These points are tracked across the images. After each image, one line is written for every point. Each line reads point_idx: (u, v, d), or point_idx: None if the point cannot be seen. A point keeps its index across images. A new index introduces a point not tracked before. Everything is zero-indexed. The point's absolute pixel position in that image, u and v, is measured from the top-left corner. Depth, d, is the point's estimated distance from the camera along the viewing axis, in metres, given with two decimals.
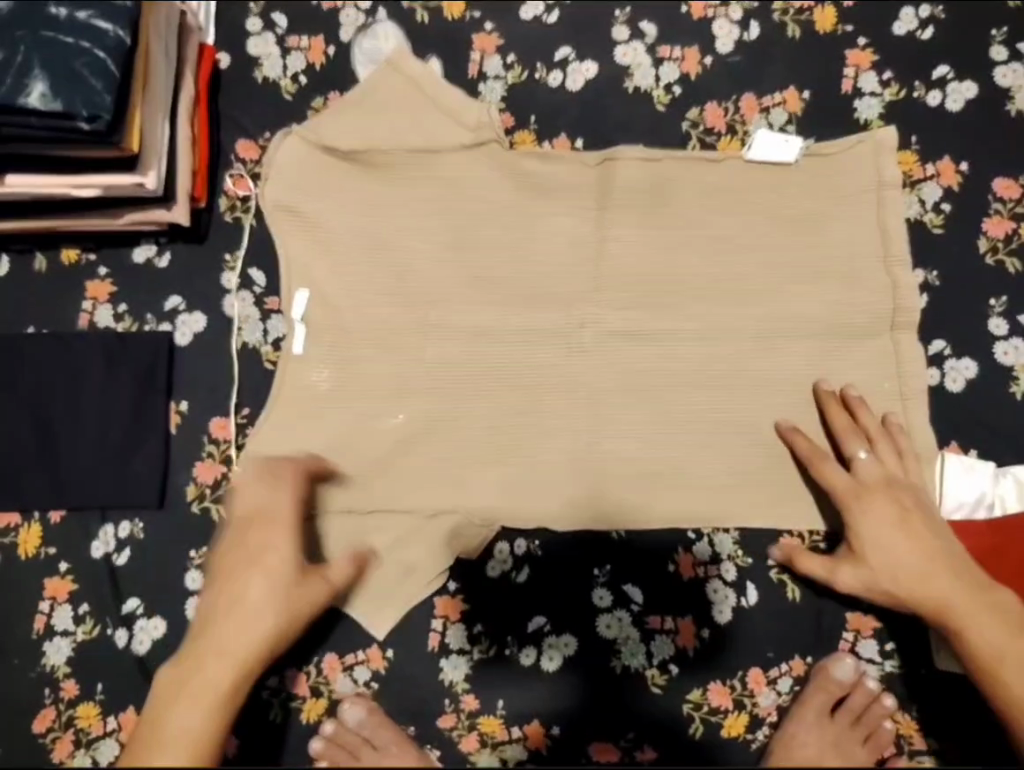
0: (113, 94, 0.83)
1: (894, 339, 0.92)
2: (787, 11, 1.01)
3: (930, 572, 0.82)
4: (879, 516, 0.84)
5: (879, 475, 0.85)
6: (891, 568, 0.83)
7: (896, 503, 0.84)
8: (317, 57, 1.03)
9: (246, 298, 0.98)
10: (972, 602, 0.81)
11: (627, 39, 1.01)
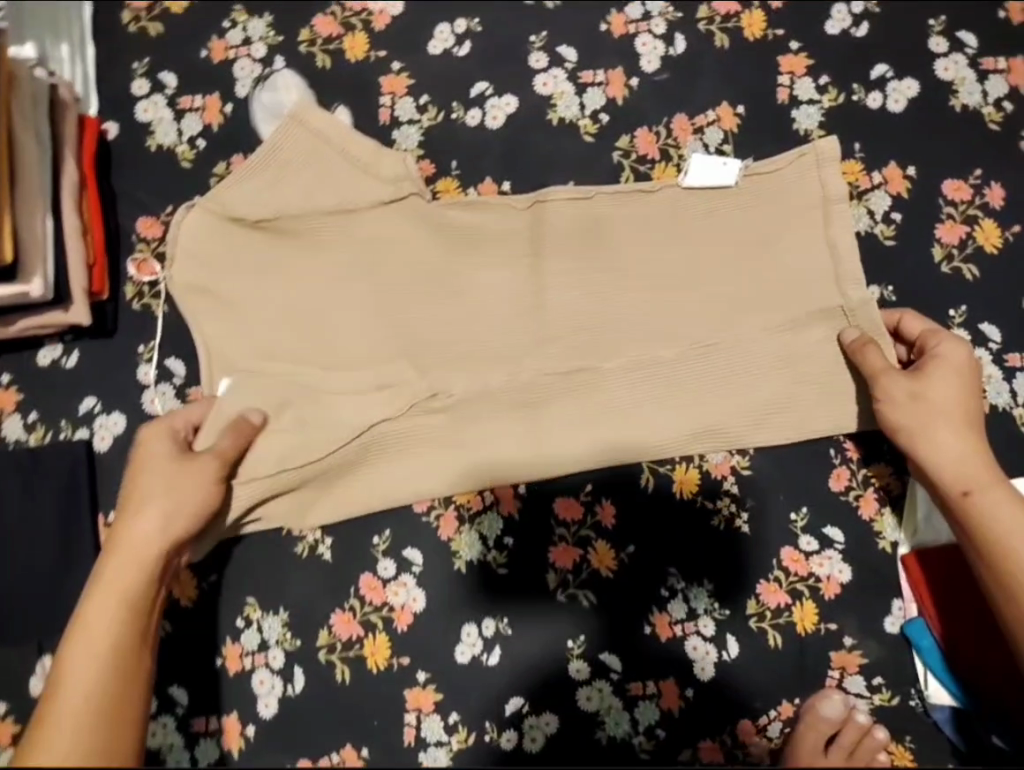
0: None
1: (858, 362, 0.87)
2: (713, 19, 0.94)
3: (969, 469, 0.78)
4: (928, 435, 0.80)
5: (939, 385, 0.81)
6: (954, 477, 0.78)
7: (952, 414, 0.80)
8: (213, 117, 0.95)
9: (166, 391, 0.91)
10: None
11: (546, 67, 0.94)
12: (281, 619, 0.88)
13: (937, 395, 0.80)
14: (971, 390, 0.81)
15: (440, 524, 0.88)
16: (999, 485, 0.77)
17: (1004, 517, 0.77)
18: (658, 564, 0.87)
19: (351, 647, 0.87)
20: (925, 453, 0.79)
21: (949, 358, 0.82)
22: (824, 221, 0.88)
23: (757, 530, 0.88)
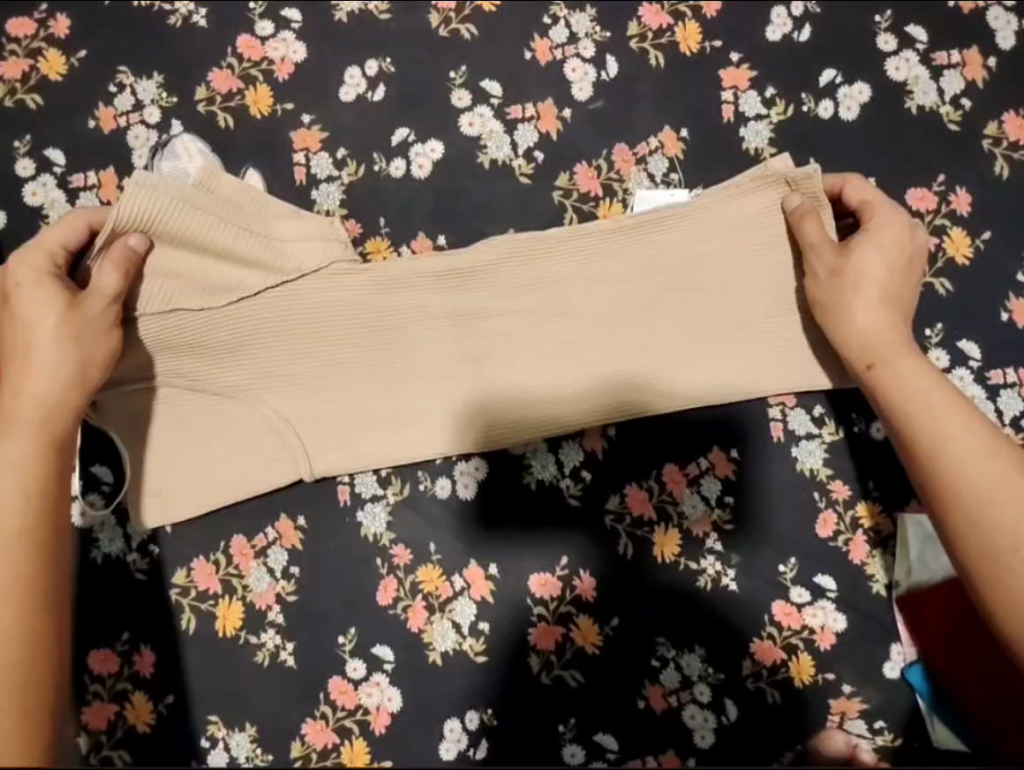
0: None
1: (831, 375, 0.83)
2: (645, 35, 0.87)
3: (884, 345, 0.74)
4: (842, 308, 0.76)
5: (867, 254, 0.76)
6: (868, 352, 0.75)
7: (877, 284, 0.76)
8: (111, 194, 0.86)
9: (95, 502, 0.83)
10: (952, 415, 0.70)
11: (470, 105, 0.86)
12: (250, 735, 0.81)
13: (865, 265, 0.76)
14: (902, 265, 0.77)
15: (409, 616, 0.82)
16: (925, 375, 0.73)
17: (930, 402, 0.71)
18: (646, 634, 0.82)
19: (327, 757, 0.81)
20: (848, 321, 0.76)
21: (880, 234, 0.77)
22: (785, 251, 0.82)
23: (746, 586, 0.83)
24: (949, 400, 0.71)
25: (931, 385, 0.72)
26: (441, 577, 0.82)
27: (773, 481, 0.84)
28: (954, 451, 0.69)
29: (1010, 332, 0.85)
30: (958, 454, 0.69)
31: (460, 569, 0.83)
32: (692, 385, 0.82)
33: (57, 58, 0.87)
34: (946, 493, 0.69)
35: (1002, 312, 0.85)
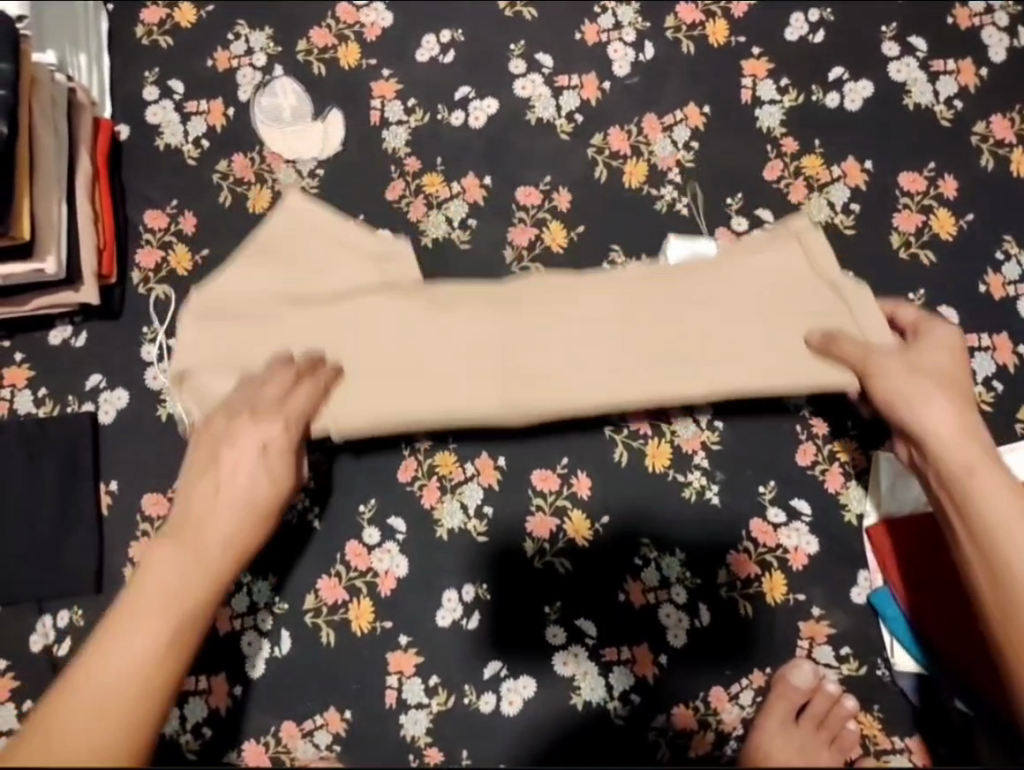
0: None
1: None
2: (680, 28, 1.01)
3: (965, 435, 0.79)
4: (913, 393, 0.81)
5: (932, 357, 0.84)
6: (959, 443, 0.78)
7: (947, 388, 0.81)
8: (217, 120, 1.02)
9: (168, 368, 0.96)
10: (1001, 488, 0.77)
11: (525, 72, 1.01)
12: (271, 584, 0.92)
13: (936, 371, 0.82)
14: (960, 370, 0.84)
15: (423, 493, 0.93)
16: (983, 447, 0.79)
17: (984, 479, 0.77)
18: (631, 534, 0.91)
19: (336, 612, 0.91)
20: (917, 404, 0.80)
21: (940, 349, 0.84)
22: (808, 266, 0.89)
23: (727, 500, 0.91)
24: (999, 472, 0.77)
25: (988, 458, 0.78)
26: (456, 462, 0.93)
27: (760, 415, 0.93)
28: (1004, 530, 0.76)
29: (988, 303, 0.93)
30: (1002, 530, 0.76)
31: (473, 458, 0.94)
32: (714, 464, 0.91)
33: (190, 9, 1.06)
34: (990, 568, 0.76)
35: (981, 285, 0.94)
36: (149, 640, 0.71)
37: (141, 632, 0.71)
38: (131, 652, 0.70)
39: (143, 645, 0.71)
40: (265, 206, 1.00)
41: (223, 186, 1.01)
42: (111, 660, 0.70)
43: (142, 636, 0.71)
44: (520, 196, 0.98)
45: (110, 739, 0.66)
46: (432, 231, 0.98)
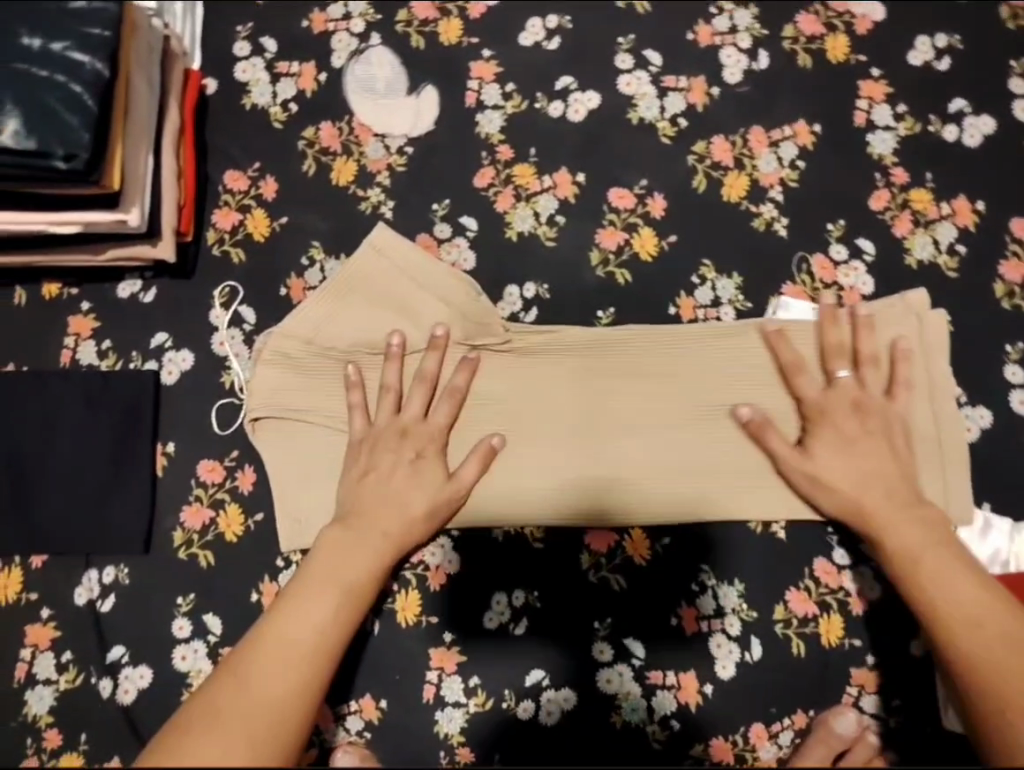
0: (91, 131, 0.77)
1: (917, 364, 0.88)
2: (798, 39, 0.97)
3: (906, 522, 0.81)
4: (860, 485, 0.83)
5: (824, 440, 0.85)
6: (899, 557, 0.81)
7: (896, 487, 0.83)
8: (307, 84, 0.99)
9: (235, 335, 0.94)
10: (926, 526, 0.81)
11: (631, 68, 0.97)
12: None
13: (842, 423, 0.85)
14: (868, 429, 0.84)
15: None
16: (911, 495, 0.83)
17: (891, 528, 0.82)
18: (690, 558, 0.89)
19: (384, 600, 0.91)
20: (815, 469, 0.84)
21: (841, 409, 0.85)
22: (920, 351, 0.88)
23: (793, 537, 0.89)
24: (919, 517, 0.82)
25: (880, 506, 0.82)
26: None
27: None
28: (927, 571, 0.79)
29: None
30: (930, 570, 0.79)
31: None
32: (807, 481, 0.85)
33: None
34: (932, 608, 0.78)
35: None
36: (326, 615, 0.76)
37: (321, 609, 0.77)
38: (309, 622, 0.76)
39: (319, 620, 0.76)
40: (349, 178, 0.97)
41: (308, 154, 0.98)
42: (287, 627, 0.75)
43: (320, 614, 0.76)
44: (612, 198, 0.95)
45: (292, 685, 0.71)
46: (517, 224, 0.95)
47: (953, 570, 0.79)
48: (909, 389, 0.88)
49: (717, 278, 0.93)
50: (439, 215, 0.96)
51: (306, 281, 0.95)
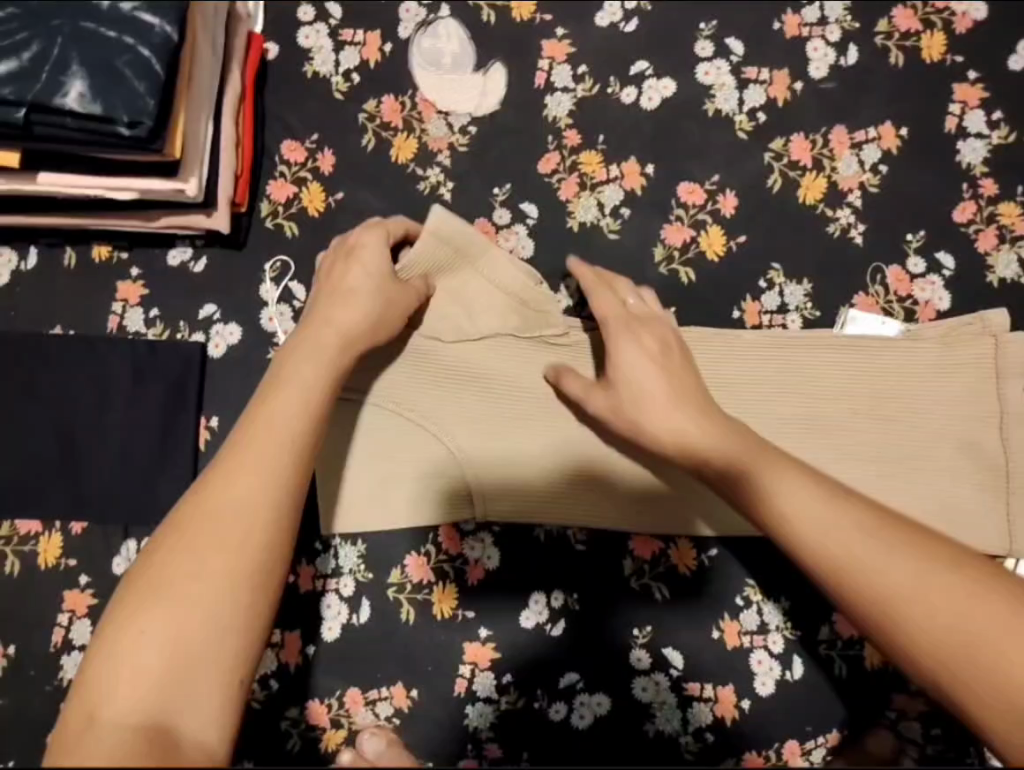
0: (157, 98, 0.75)
1: (993, 390, 0.84)
2: (891, 35, 0.92)
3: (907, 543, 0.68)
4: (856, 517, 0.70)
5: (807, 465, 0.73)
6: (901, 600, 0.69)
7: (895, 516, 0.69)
8: (372, 54, 0.96)
9: (285, 312, 0.92)
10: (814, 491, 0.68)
11: (711, 56, 0.93)
12: (358, 551, 0.90)
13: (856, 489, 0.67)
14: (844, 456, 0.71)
15: None
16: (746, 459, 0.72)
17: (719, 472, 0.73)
18: (737, 571, 0.89)
19: (420, 591, 0.89)
20: (636, 416, 0.78)
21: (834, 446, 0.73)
22: (993, 374, 0.84)
23: None
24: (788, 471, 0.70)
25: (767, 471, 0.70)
26: None
27: (912, 473, 0.84)
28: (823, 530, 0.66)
29: None
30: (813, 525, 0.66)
31: None
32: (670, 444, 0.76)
33: None
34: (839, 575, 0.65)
35: None
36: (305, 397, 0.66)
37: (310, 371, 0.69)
38: (288, 417, 0.64)
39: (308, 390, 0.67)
40: (410, 155, 0.93)
41: (368, 128, 0.94)
42: (269, 414, 0.63)
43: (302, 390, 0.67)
44: (682, 192, 0.91)
45: (260, 509, 0.58)
46: (580, 215, 0.91)
47: (934, 544, 0.65)
48: (980, 416, 0.84)
49: (785, 284, 0.90)
50: (500, 200, 0.92)
51: None
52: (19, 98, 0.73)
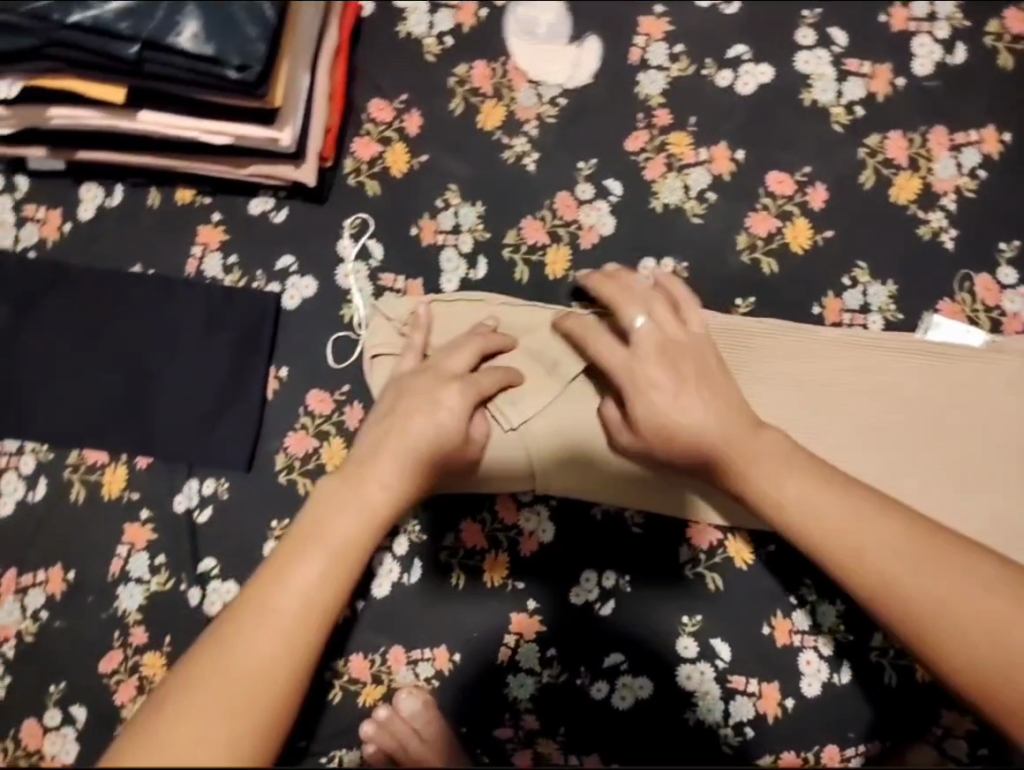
0: (267, 44, 0.76)
1: None
2: (1002, 37, 0.90)
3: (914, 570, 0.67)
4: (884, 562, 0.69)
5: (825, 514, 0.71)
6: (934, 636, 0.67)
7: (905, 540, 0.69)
8: (467, 18, 0.95)
9: (360, 270, 0.92)
10: (783, 463, 0.73)
11: (812, 45, 0.91)
12: (414, 511, 0.91)
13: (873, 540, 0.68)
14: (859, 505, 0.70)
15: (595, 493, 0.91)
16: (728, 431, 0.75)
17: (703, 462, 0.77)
18: (794, 570, 0.88)
19: (472, 557, 0.90)
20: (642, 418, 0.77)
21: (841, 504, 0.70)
22: None
23: None
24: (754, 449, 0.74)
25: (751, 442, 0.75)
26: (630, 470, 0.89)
27: (985, 486, 0.82)
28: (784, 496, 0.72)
29: None
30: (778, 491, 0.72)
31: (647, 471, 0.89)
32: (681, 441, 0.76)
33: None
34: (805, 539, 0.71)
35: None
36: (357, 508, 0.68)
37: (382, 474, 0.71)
38: (316, 568, 0.64)
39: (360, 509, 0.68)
40: (497, 123, 0.93)
41: (457, 92, 0.94)
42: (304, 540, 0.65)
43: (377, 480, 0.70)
44: (770, 181, 0.90)
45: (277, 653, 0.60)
46: (664, 196, 0.90)
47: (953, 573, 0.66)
48: None
49: (869, 283, 0.88)
50: (584, 174, 0.91)
51: (437, 223, 0.92)
52: (135, 33, 0.74)
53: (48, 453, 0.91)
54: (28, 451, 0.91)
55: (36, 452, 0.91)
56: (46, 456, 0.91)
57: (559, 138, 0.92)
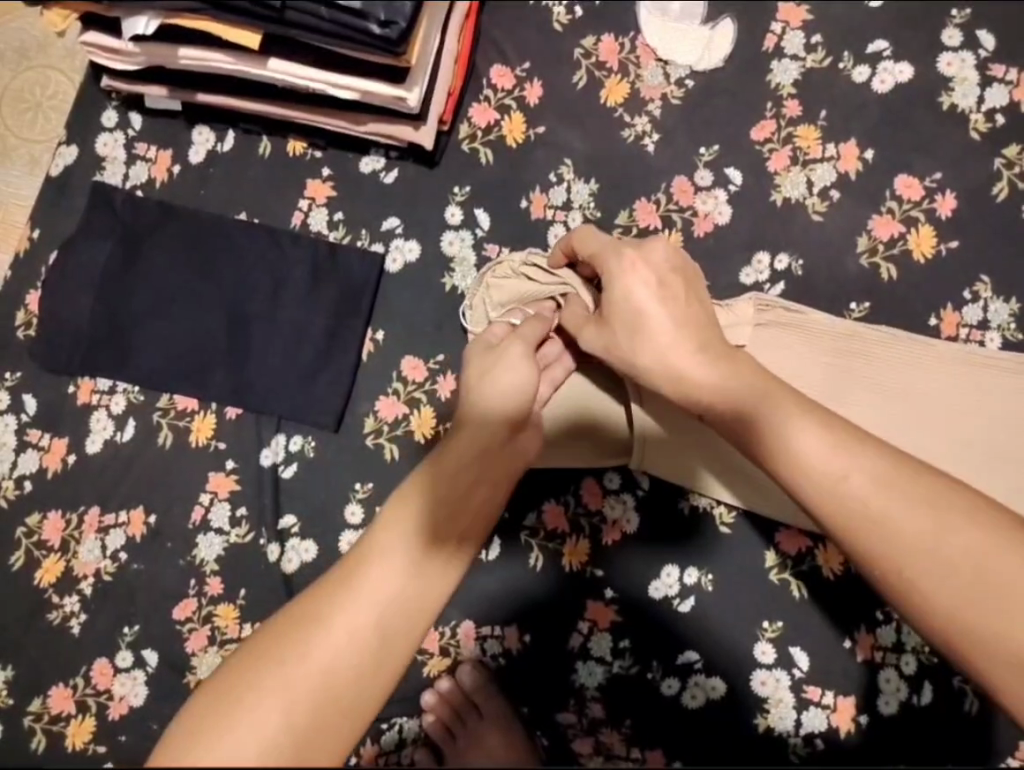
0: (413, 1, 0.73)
1: None
2: None
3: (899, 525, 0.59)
4: (883, 520, 0.59)
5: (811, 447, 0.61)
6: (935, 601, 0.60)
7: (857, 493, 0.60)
8: None
9: (465, 238, 0.91)
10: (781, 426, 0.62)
11: (957, 47, 0.88)
12: None
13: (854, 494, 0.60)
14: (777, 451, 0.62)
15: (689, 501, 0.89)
16: (768, 397, 0.64)
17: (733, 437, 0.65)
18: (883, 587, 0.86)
19: (552, 539, 0.89)
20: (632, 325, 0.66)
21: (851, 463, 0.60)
22: None
23: None
24: (787, 410, 0.63)
25: (782, 394, 0.64)
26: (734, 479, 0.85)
27: None
28: (840, 472, 0.60)
29: None
30: (823, 463, 0.61)
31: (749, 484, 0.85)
32: (664, 378, 0.66)
33: None
34: (842, 518, 0.60)
35: None
36: (376, 625, 0.53)
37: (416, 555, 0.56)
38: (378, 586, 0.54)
39: (364, 622, 0.53)
40: (619, 100, 0.91)
41: (582, 65, 0.92)
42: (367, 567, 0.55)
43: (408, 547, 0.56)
44: (898, 185, 0.87)
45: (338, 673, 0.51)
46: (786, 189, 0.88)
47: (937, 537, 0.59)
48: None
49: (991, 299, 0.85)
50: (704, 160, 0.89)
51: (548, 197, 0.90)
52: None
53: (139, 395, 0.91)
54: (119, 391, 0.91)
55: (127, 394, 0.91)
56: (137, 398, 0.91)
57: (683, 120, 0.90)
